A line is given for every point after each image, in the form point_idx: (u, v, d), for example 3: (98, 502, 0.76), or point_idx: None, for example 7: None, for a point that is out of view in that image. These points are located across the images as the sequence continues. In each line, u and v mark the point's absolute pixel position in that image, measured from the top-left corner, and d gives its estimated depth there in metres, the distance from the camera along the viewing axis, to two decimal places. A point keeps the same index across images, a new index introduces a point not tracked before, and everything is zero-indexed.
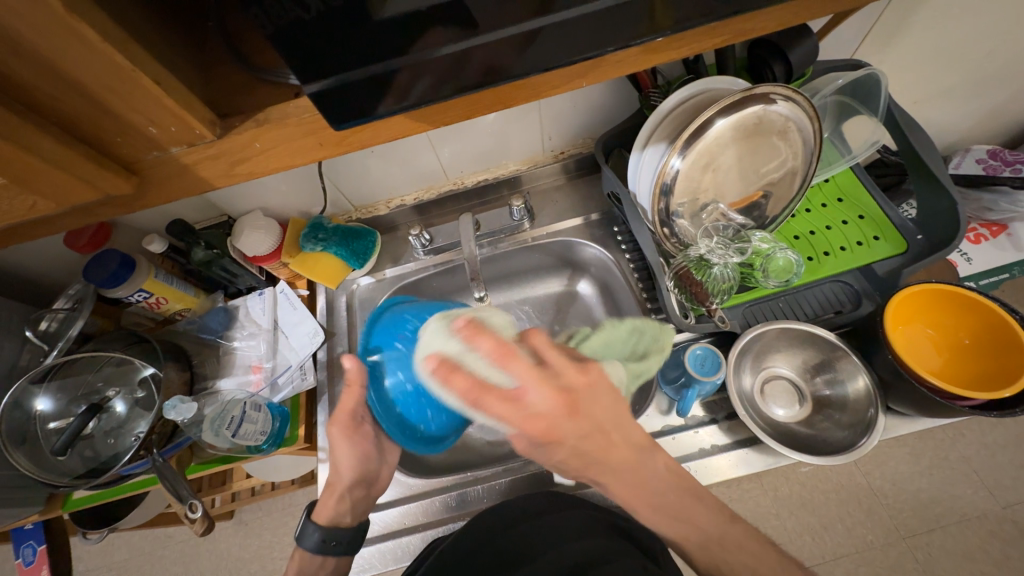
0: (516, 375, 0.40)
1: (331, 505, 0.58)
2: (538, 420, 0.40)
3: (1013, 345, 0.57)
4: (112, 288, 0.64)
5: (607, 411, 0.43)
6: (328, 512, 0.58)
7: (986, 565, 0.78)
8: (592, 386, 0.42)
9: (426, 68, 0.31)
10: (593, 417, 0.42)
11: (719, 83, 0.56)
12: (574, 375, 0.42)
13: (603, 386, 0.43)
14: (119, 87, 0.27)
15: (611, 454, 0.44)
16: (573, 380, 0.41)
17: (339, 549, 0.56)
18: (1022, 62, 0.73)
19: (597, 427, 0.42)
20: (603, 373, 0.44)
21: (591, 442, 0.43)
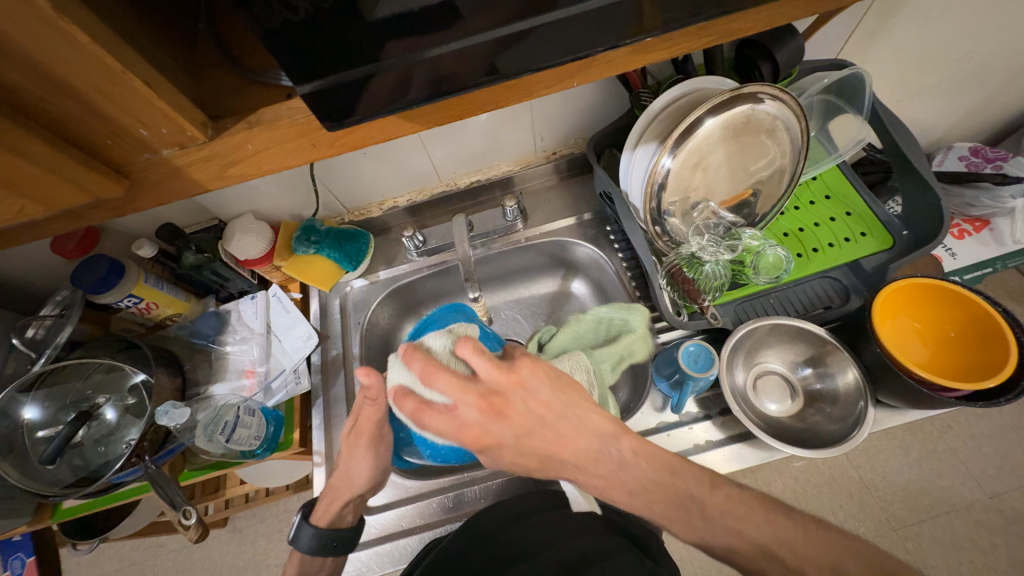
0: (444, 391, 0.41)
1: (332, 510, 0.57)
2: (474, 428, 0.42)
3: (997, 337, 0.58)
4: (101, 294, 0.63)
5: (547, 406, 0.43)
6: (328, 515, 0.57)
7: (974, 554, 0.80)
8: (520, 386, 0.42)
9: (418, 70, 0.31)
10: (529, 416, 0.43)
11: (708, 83, 0.57)
12: (500, 378, 0.42)
13: (534, 381, 0.43)
14: (109, 89, 0.27)
15: (583, 449, 0.44)
16: (497, 383, 0.42)
17: (339, 550, 0.56)
18: (1000, 61, 0.75)
19: (536, 427, 0.43)
20: (534, 368, 0.43)
21: (540, 442, 0.43)
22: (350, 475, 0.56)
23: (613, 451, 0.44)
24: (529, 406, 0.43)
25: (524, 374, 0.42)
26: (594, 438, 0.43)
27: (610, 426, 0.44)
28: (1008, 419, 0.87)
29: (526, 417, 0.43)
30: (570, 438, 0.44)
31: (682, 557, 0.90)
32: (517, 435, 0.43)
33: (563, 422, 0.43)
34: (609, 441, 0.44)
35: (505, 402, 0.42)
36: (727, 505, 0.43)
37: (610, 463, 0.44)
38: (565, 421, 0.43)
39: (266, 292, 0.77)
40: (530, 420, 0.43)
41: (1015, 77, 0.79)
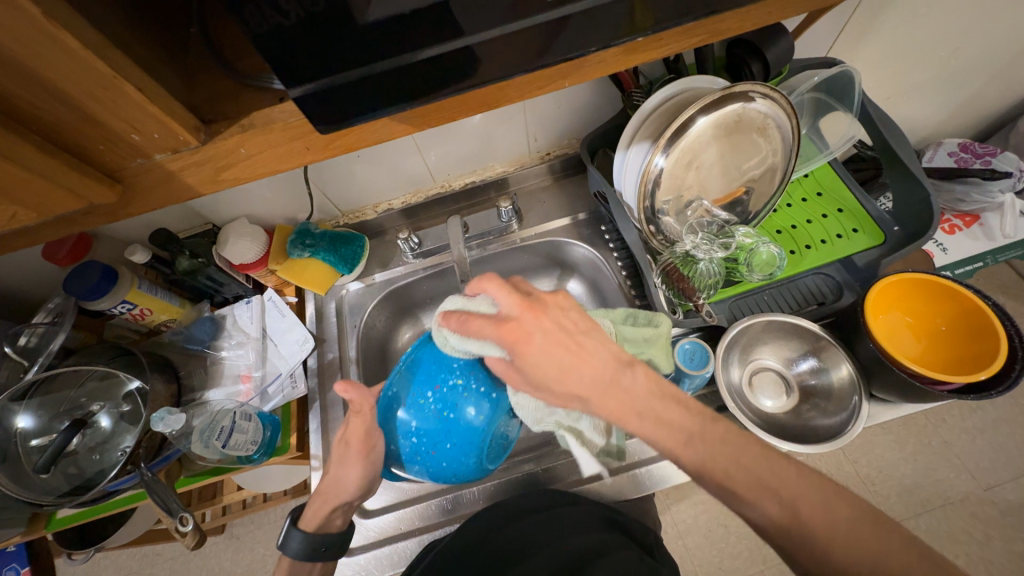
0: (492, 294, 0.43)
1: (321, 515, 0.56)
2: (508, 323, 0.41)
3: (986, 329, 0.59)
4: (94, 300, 0.63)
5: (577, 324, 0.43)
6: (317, 521, 0.56)
7: (970, 546, 0.81)
8: (558, 303, 0.43)
9: (411, 71, 0.31)
10: (561, 325, 0.42)
11: (699, 83, 0.57)
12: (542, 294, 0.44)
13: (571, 304, 0.44)
14: (101, 95, 0.27)
15: (605, 369, 0.41)
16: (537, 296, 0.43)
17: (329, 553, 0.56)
18: (987, 57, 0.76)
19: (565, 336, 0.41)
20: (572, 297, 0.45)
21: (567, 351, 0.41)
22: (339, 482, 0.55)
23: (629, 386, 0.41)
24: (563, 317, 0.42)
25: (563, 295, 0.44)
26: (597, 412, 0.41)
27: (630, 361, 0.42)
28: (1001, 412, 0.88)
29: (561, 325, 0.42)
30: (591, 365, 0.41)
31: (682, 555, 0.90)
32: (549, 339, 0.41)
33: (589, 340, 0.42)
34: (626, 375, 0.42)
35: (542, 308, 0.42)
36: None
37: None
38: (594, 338, 0.42)
39: (261, 297, 0.77)
40: (563, 326, 0.42)
41: (1002, 73, 0.80)
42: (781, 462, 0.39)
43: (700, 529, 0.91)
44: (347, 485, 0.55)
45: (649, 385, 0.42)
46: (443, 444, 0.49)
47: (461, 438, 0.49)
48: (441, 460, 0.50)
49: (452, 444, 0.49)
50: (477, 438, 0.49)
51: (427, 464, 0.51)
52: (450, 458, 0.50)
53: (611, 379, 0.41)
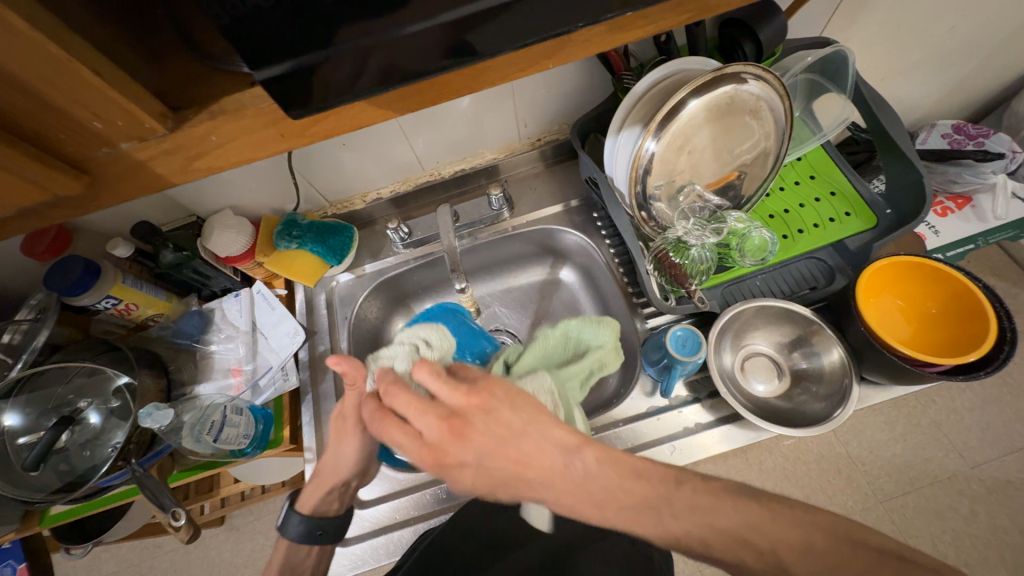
0: (402, 409, 0.43)
1: (316, 498, 0.57)
2: (429, 450, 0.43)
3: (975, 311, 0.59)
4: (77, 296, 0.62)
5: (509, 426, 0.42)
6: (313, 502, 0.57)
7: (956, 522, 0.82)
8: (481, 407, 0.42)
9: (386, 51, 0.30)
10: (489, 436, 0.42)
11: (691, 64, 0.56)
12: (461, 399, 0.43)
13: (497, 404, 0.43)
14: (59, 80, 0.26)
15: (547, 469, 0.41)
16: (457, 404, 0.43)
17: (325, 538, 0.56)
18: (984, 35, 0.75)
19: (491, 456, 0.42)
20: (497, 391, 0.43)
21: (502, 465, 0.41)
22: (338, 461, 0.56)
23: (581, 471, 0.41)
24: (488, 432, 0.42)
25: (485, 396, 0.42)
26: (561, 460, 0.41)
27: (578, 447, 0.41)
28: (989, 392, 0.89)
29: (485, 440, 0.42)
30: (535, 468, 0.41)
31: None
32: (475, 455, 0.42)
33: (525, 443, 0.41)
34: (576, 459, 0.41)
35: (465, 425, 0.42)
36: None
37: (577, 481, 0.41)
38: (528, 442, 0.41)
39: (250, 289, 0.76)
40: (490, 443, 0.42)
41: (997, 53, 0.79)
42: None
43: None
44: (345, 465, 0.56)
45: None
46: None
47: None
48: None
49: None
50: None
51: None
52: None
53: (559, 476, 0.41)
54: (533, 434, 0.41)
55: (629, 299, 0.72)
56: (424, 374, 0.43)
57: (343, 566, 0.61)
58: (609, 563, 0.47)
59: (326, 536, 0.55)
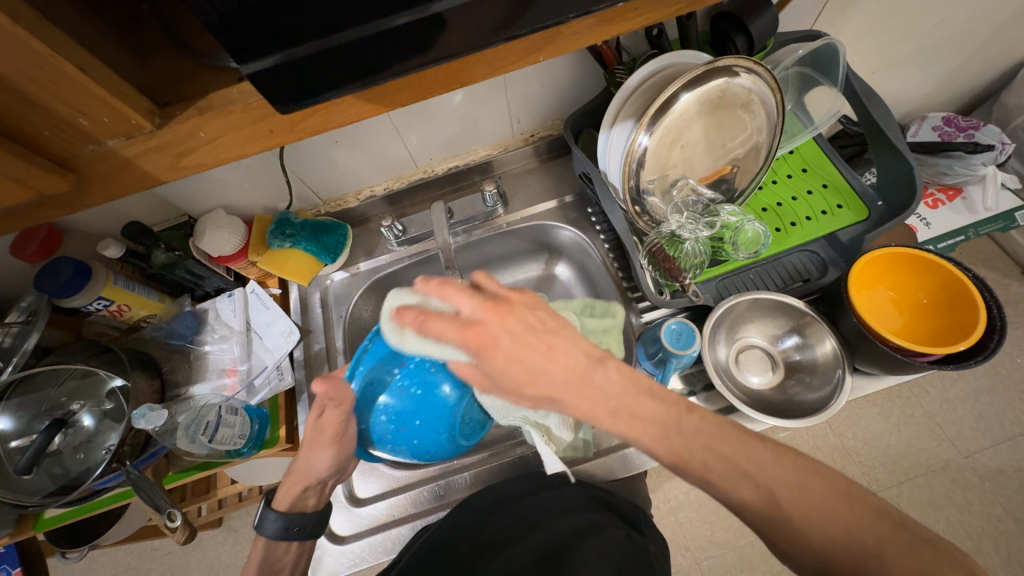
0: (456, 297, 0.39)
1: (294, 493, 0.56)
2: (484, 331, 0.38)
3: (966, 301, 0.60)
4: (67, 297, 0.61)
5: (546, 323, 0.41)
6: (289, 499, 0.56)
7: (950, 510, 0.83)
8: (527, 302, 0.41)
9: (374, 44, 0.29)
10: (530, 327, 0.40)
11: (684, 58, 0.56)
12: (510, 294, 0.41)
13: (539, 304, 0.42)
14: (42, 77, 0.26)
15: (573, 368, 0.40)
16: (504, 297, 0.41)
17: (302, 532, 0.55)
18: (974, 27, 0.75)
19: (538, 348, 0.39)
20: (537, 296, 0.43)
21: (536, 355, 0.39)
22: (312, 465, 0.53)
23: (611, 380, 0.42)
24: (537, 326, 0.40)
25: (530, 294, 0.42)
26: (586, 364, 0.40)
27: (602, 357, 0.41)
28: (981, 381, 0.90)
29: (533, 331, 0.40)
30: (560, 365, 0.39)
31: (674, 531, 0.92)
32: (515, 343, 0.38)
33: (560, 339, 0.40)
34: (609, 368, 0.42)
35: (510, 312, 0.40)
36: None
37: (598, 388, 0.40)
38: (564, 337, 0.40)
39: (244, 289, 0.76)
40: (536, 333, 0.40)
41: (985, 45, 0.80)
42: (756, 447, 0.40)
43: (691, 505, 0.93)
44: (320, 470, 0.54)
45: (622, 381, 0.41)
46: (411, 427, 0.50)
47: (434, 414, 0.50)
48: (415, 437, 0.51)
49: (420, 423, 0.50)
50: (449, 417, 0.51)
51: (400, 445, 0.51)
52: (424, 435, 0.51)
53: (584, 378, 0.40)
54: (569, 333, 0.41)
55: (624, 293, 0.72)
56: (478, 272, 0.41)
57: (342, 565, 0.61)
58: (606, 554, 0.48)
59: (303, 532, 0.55)
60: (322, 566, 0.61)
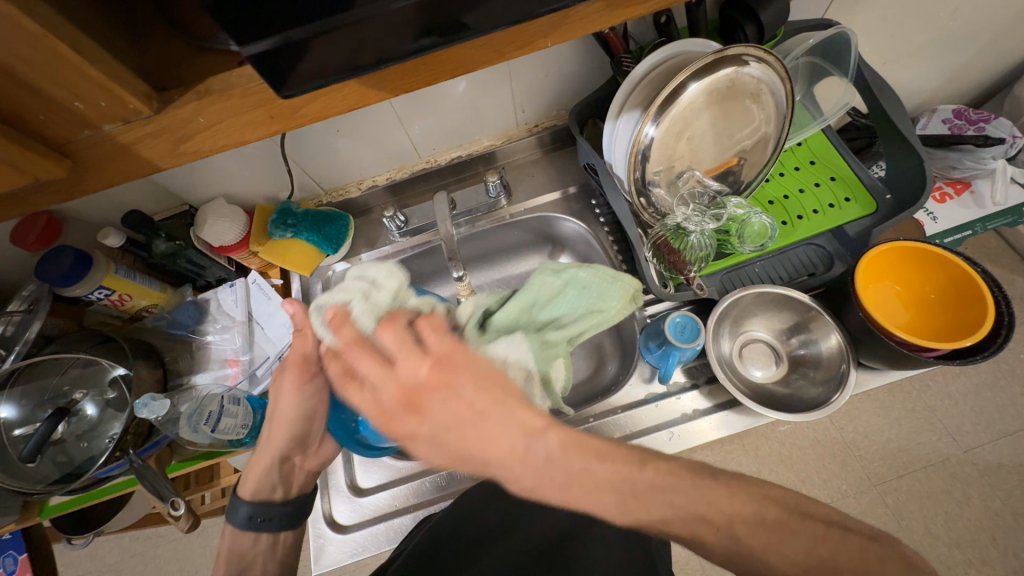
0: (365, 368, 0.43)
1: (258, 481, 0.55)
2: (385, 417, 0.40)
3: (974, 295, 0.59)
4: (67, 286, 0.60)
5: (471, 405, 0.39)
6: (252, 487, 0.54)
7: (949, 504, 0.83)
8: (442, 384, 0.39)
9: (375, 24, 0.28)
10: (452, 413, 0.38)
11: (692, 46, 0.55)
12: (433, 344, 0.42)
13: (458, 380, 0.39)
14: (34, 57, 0.25)
15: (508, 451, 0.38)
16: (417, 372, 0.41)
17: (270, 525, 0.53)
18: (992, 17, 0.73)
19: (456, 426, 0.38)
20: (460, 370, 0.40)
21: (458, 444, 0.38)
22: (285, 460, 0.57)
23: (542, 459, 0.38)
24: (448, 404, 0.39)
25: (448, 373, 0.40)
26: (524, 442, 0.38)
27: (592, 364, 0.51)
28: (984, 376, 0.90)
29: (452, 398, 0.39)
30: (494, 450, 0.38)
31: None
32: (434, 431, 0.39)
33: (489, 424, 0.38)
34: (537, 445, 0.38)
35: (422, 397, 0.39)
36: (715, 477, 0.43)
37: (540, 466, 0.37)
38: (490, 421, 0.38)
39: (246, 279, 0.75)
40: (456, 394, 0.39)
41: (999, 36, 0.78)
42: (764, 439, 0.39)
43: None
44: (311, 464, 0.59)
45: None
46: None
47: None
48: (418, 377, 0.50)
49: None
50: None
51: None
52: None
53: None
54: (473, 384, 0.39)
55: None
56: (382, 338, 0.43)
57: (345, 556, 0.61)
58: None
59: (269, 523, 0.53)
60: (324, 555, 0.61)
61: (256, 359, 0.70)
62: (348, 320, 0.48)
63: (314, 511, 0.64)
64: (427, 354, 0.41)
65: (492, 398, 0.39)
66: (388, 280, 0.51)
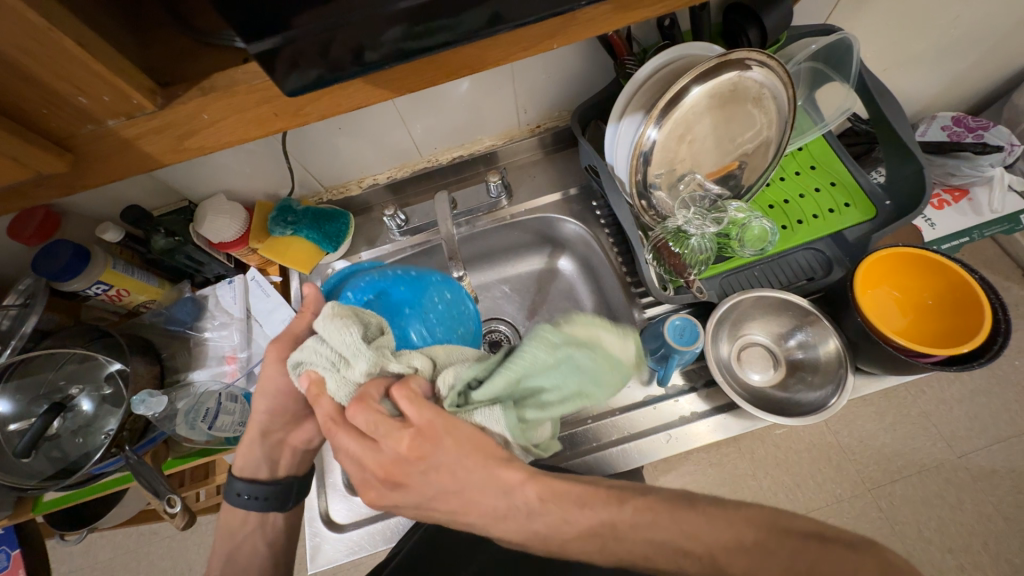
0: (348, 446, 0.40)
1: (256, 470, 0.55)
2: (374, 490, 0.40)
3: (972, 302, 0.60)
4: (65, 281, 0.60)
5: (453, 479, 0.38)
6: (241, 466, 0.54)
7: (943, 509, 0.84)
8: (422, 461, 0.38)
9: (378, 25, 0.28)
10: (438, 488, 0.39)
11: (695, 49, 0.55)
12: (411, 417, 0.38)
13: (438, 456, 0.38)
14: (37, 51, 0.25)
15: (491, 509, 0.39)
16: (397, 451, 0.38)
17: (263, 505, 0.54)
18: (993, 25, 0.73)
19: (442, 492, 0.39)
20: (439, 449, 0.38)
21: (449, 508, 0.40)
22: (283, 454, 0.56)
23: (523, 510, 0.38)
24: (429, 478, 0.39)
25: (430, 450, 0.38)
26: (504, 498, 0.38)
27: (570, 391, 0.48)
28: (978, 382, 0.91)
29: (434, 472, 0.39)
30: (477, 510, 0.39)
31: None
32: (424, 500, 0.39)
33: (474, 493, 0.39)
34: (516, 498, 0.38)
35: (406, 474, 0.39)
36: None
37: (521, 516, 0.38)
38: (470, 489, 0.38)
39: (244, 276, 0.74)
40: (437, 467, 0.38)
41: (999, 45, 0.79)
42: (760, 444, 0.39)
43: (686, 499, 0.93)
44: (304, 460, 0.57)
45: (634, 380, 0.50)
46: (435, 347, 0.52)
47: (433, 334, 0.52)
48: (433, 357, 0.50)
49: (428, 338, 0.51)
50: (470, 333, 0.53)
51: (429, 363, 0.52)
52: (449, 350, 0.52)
53: None
54: (453, 458, 0.38)
55: (627, 287, 0.72)
56: (358, 418, 0.39)
57: (340, 556, 0.61)
58: None
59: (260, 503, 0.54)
60: (320, 553, 0.61)
61: (253, 356, 0.70)
62: (322, 391, 0.41)
63: (311, 509, 0.64)
64: (407, 426, 0.38)
65: (475, 470, 0.38)
66: (356, 350, 0.39)
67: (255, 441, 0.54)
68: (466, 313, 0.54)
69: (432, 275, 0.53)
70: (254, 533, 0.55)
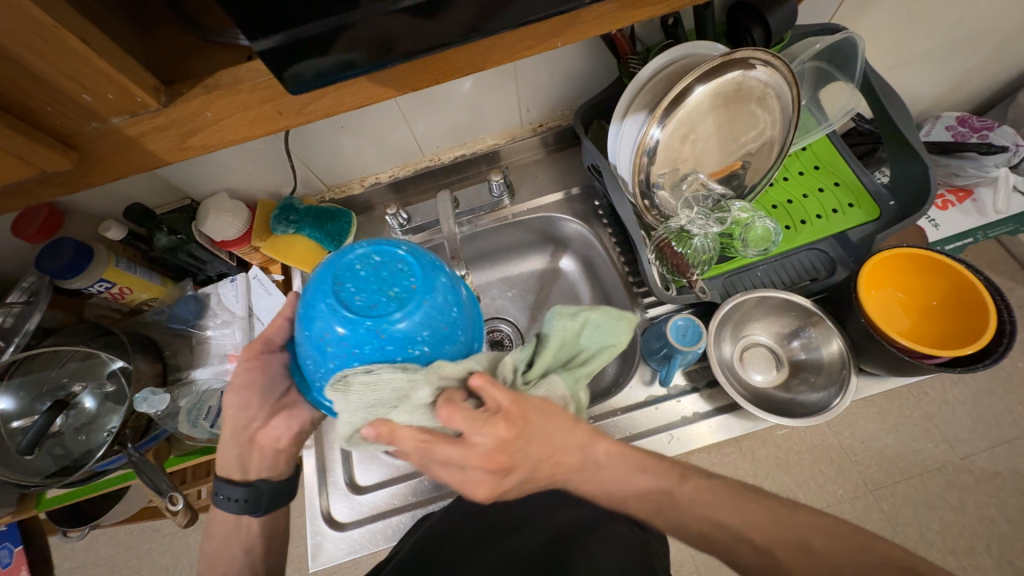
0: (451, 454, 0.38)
1: (257, 469, 0.55)
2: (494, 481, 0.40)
3: (977, 304, 0.59)
4: (67, 279, 0.60)
5: (552, 445, 0.41)
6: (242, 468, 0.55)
7: (944, 511, 0.84)
8: (521, 439, 0.39)
9: (382, 24, 0.28)
10: (542, 456, 0.41)
11: (699, 48, 0.54)
12: (497, 402, 0.38)
13: (533, 428, 0.40)
14: (40, 46, 0.25)
15: (577, 460, 0.43)
16: (500, 438, 0.38)
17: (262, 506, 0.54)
18: (1000, 24, 0.73)
19: (540, 462, 0.42)
20: (531, 417, 0.40)
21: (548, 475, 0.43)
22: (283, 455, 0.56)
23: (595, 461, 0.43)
24: (531, 450, 0.40)
25: (530, 419, 0.39)
26: (583, 447, 0.43)
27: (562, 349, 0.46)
28: (981, 384, 0.90)
29: (530, 444, 0.40)
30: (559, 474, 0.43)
31: None
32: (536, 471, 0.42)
33: (567, 453, 0.42)
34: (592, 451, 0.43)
35: (513, 455, 0.40)
36: (696, 495, 0.44)
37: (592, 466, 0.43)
38: (563, 447, 0.42)
39: (246, 275, 0.75)
40: (532, 440, 0.40)
41: (1005, 45, 0.78)
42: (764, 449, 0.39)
43: None
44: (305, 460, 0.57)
45: None
46: (364, 323, 0.38)
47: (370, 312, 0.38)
48: (384, 338, 0.38)
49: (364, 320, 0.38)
50: (409, 292, 0.40)
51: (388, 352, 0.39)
52: (392, 322, 0.39)
53: None
54: (542, 427, 0.40)
55: (630, 287, 0.72)
56: (453, 421, 0.37)
57: (342, 554, 0.61)
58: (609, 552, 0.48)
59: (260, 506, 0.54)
60: (322, 551, 0.61)
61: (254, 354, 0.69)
62: (399, 420, 0.37)
63: (313, 507, 0.64)
64: (495, 413, 0.38)
65: (561, 430, 0.41)
66: (411, 380, 0.37)
67: (253, 440, 0.54)
68: (402, 270, 0.41)
69: (352, 245, 0.43)
70: (258, 531, 0.55)
